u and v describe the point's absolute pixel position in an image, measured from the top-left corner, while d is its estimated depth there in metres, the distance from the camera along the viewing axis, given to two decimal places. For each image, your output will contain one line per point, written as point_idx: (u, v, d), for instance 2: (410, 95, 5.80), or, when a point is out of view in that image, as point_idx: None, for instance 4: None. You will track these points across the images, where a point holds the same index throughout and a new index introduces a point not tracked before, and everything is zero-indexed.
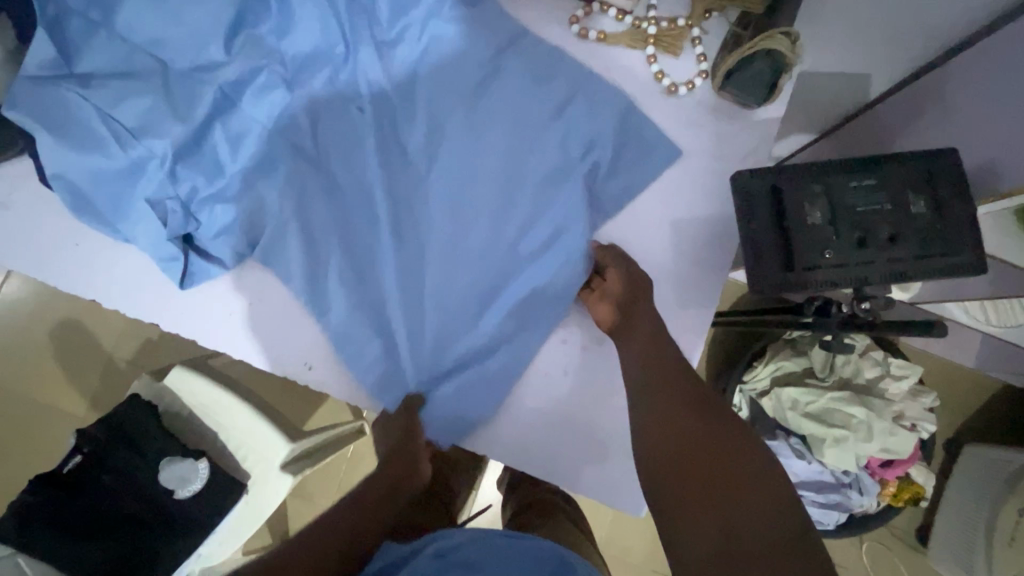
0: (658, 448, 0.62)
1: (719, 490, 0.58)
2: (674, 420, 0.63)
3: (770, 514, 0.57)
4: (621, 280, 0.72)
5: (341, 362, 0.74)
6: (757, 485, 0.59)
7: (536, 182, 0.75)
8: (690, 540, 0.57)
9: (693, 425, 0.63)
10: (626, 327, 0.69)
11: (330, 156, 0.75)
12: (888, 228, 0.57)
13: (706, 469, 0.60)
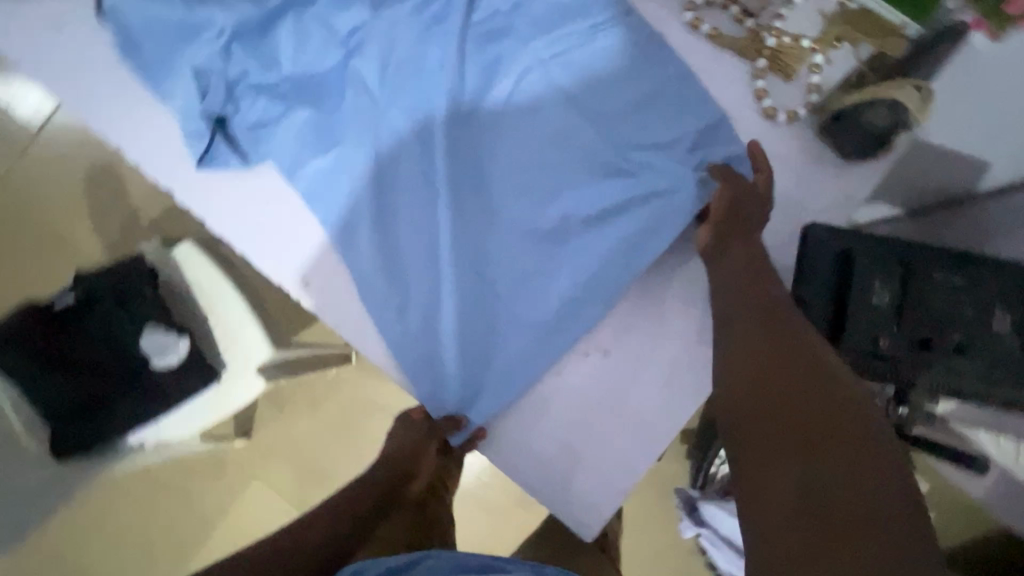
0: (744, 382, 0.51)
1: (820, 442, 0.44)
2: (773, 355, 0.51)
3: (887, 478, 0.42)
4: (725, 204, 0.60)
5: (337, 289, 0.71)
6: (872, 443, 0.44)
7: (590, 169, 0.69)
8: (767, 486, 0.45)
9: (801, 361, 0.50)
10: (732, 256, 0.59)
11: (390, 75, 0.71)
12: (959, 336, 0.50)
13: (803, 413, 0.46)
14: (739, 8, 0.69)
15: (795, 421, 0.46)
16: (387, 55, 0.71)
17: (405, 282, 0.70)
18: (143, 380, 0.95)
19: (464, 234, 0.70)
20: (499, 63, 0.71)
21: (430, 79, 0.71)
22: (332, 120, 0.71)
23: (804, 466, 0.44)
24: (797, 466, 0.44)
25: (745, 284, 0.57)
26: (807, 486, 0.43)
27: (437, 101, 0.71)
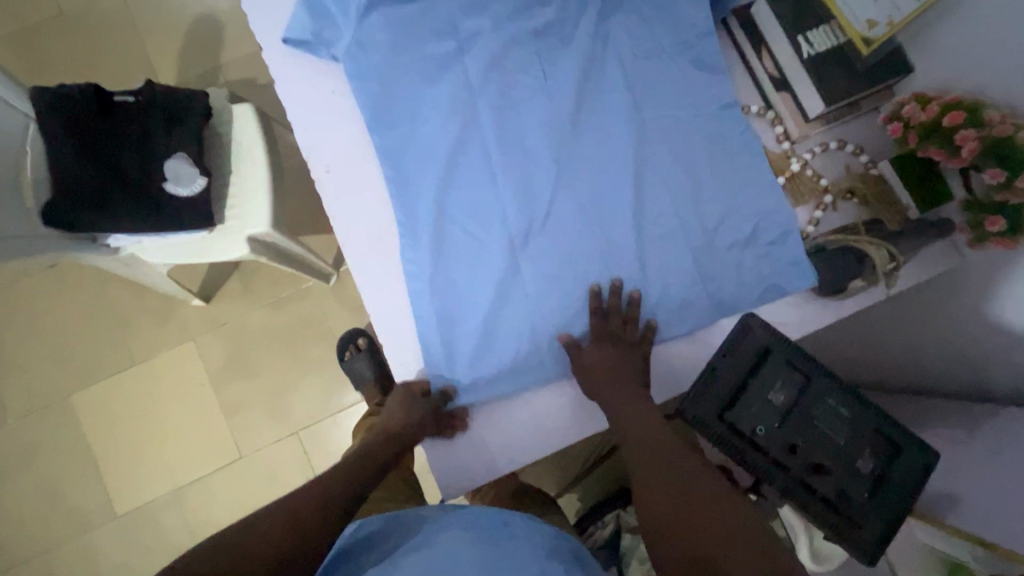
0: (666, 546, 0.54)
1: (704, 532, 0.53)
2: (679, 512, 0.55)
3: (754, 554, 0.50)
4: (598, 348, 0.72)
5: (350, 187, 0.78)
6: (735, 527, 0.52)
7: (602, 197, 0.77)
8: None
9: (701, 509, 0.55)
10: (631, 406, 0.67)
11: (481, 42, 0.79)
12: (822, 456, 0.57)
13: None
14: (784, 129, 0.77)
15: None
16: (485, 25, 0.79)
17: (405, 212, 0.76)
18: (148, 193, 1.00)
19: (474, 198, 0.77)
20: (572, 75, 0.78)
21: (511, 63, 0.79)
22: (414, 56, 0.79)
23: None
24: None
25: (655, 443, 0.63)
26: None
27: (507, 84, 0.79)
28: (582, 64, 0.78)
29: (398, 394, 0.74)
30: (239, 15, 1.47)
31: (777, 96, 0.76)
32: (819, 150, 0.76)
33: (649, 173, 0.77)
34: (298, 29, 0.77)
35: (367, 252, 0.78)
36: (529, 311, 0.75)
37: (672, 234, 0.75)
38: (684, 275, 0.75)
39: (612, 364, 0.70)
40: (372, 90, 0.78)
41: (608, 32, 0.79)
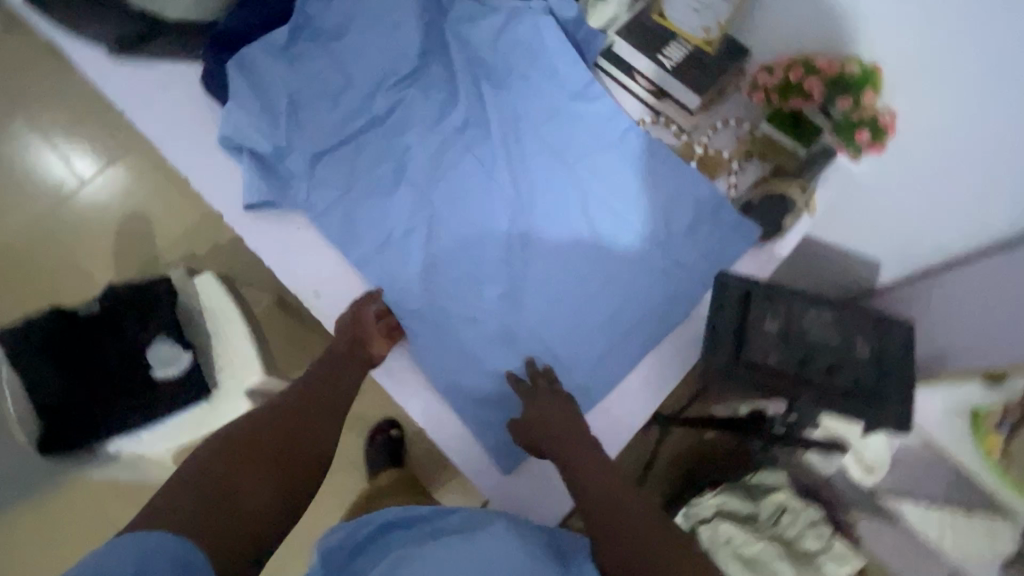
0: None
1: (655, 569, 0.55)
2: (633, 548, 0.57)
3: None
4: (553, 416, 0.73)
5: (344, 304, 0.85)
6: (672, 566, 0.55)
7: (562, 235, 0.87)
8: None
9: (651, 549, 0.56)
10: (581, 453, 0.68)
11: (412, 145, 0.89)
12: (830, 358, 0.65)
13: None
14: (677, 126, 0.92)
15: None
16: (409, 132, 0.90)
17: (401, 310, 0.84)
18: (142, 387, 1.02)
19: (454, 276, 0.85)
20: (497, 148, 0.90)
21: (442, 155, 0.89)
22: (358, 177, 0.88)
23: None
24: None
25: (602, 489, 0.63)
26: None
27: (445, 172, 0.89)
28: (500, 136, 0.90)
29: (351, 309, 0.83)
30: (163, 203, 1.54)
31: (662, 104, 0.91)
32: (710, 132, 0.91)
33: (590, 202, 0.88)
34: (251, 190, 0.85)
35: (383, 355, 0.85)
36: (540, 352, 0.83)
37: (628, 242, 0.87)
38: (652, 269, 0.86)
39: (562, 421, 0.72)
40: (333, 218, 0.86)
41: (514, 102, 0.91)
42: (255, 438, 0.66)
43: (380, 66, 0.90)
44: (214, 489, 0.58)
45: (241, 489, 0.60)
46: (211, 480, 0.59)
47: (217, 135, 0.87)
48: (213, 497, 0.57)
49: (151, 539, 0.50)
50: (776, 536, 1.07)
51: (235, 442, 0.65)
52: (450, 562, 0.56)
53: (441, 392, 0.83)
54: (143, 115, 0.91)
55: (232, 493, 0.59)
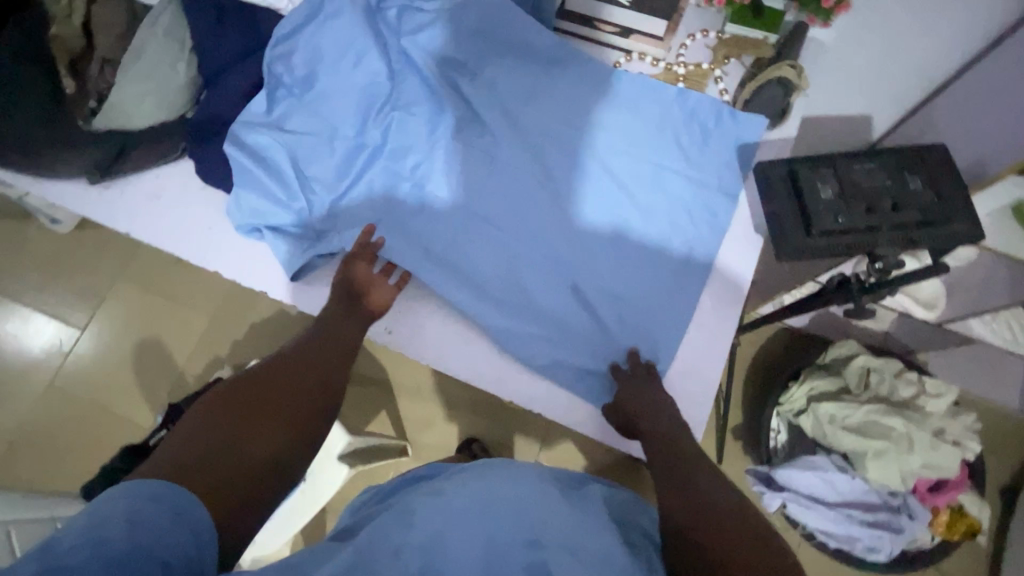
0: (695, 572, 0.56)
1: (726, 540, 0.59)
2: (723, 536, 0.59)
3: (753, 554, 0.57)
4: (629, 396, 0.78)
5: (416, 329, 0.87)
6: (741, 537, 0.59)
7: (589, 192, 0.89)
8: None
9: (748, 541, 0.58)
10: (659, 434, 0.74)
11: (419, 161, 0.90)
12: (890, 199, 0.68)
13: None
14: (652, 56, 0.95)
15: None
16: (412, 150, 0.90)
17: (471, 314, 0.85)
18: None
19: (508, 266, 0.86)
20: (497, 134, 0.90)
21: (450, 159, 0.89)
22: (383, 209, 0.88)
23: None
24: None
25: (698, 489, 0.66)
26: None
27: (459, 174, 0.89)
28: (497, 122, 0.90)
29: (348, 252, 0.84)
30: (170, 319, 1.51)
31: (631, 42, 0.95)
32: (684, 50, 0.95)
33: (604, 152, 0.90)
34: (286, 258, 0.85)
35: (470, 365, 0.86)
36: (614, 306, 0.85)
37: (653, 173, 0.89)
38: (684, 191, 0.88)
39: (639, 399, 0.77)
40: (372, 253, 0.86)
41: (494, 85, 0.91)
42: (275, 397, 0.68)
43: (360, 97, 0.89)
44: (218, 433, 0.61)
45: (248, 444, 0.61)
46: (212, 426, 0.61)
47: (234, 221, 0.87)
48: (208, 436, 0.60)
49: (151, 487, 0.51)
50: (873, 397, 1.10)
51: (243, 394, 0.67)
52: (465, 490, 0.59)
53: (539, 376, 0.84)
54: (149, 227, 0.89)
55: (235, 442, 0.61)
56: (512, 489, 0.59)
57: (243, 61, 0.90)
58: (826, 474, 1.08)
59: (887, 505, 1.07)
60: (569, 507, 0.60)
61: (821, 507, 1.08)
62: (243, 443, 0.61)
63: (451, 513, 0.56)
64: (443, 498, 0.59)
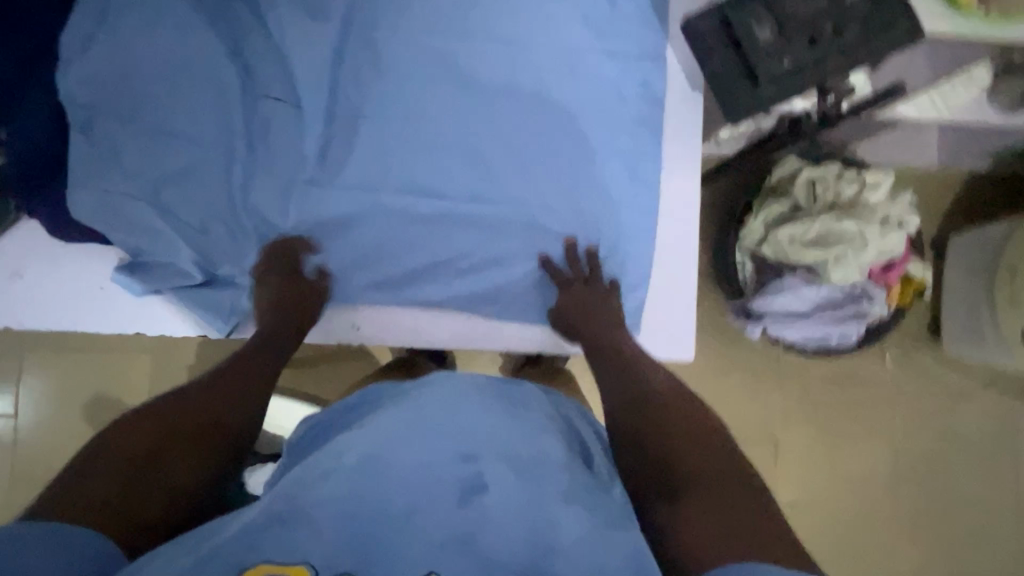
0: (640, 467, 0.67)
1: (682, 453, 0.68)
2: (660, 435, 0.70)
3: (703, 460, 0.67)
4: (572, 302, 0.79)
5: (384, 317, 0.81)
6: (691, 446, 0.68)
7: (511, 112, 0.78)
8: (695, 518, 0.60)
9: (688, 428, 0.71)
10: (602, 346, 0.79)
11: (312, 128, 0.76)
12: (832, 19, 0.62)
13: (685, 477, 0.65)
14: None
15: (688, 478, 0.65)
16: (296, 129, 0.76)
17: (437, 286, 0.79)
18: None
19: (454, 223, 0.78)
20: (389, 76, 0.76)
21: (349, 126, 0.76)
22: (293, 211, 0.76)
23: (691, 516, 0.60)
24: (682, 513, 0.61)
25: (624, 386, 0.75)
26: (712, 525, 0.59)
27: (364, 140, 0.76)
28: (383, 63, 0.76)
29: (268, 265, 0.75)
30: (107, 367, 1.31)
31: None
32: None
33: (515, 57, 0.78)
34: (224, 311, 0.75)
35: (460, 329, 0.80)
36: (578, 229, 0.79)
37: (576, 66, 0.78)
38: (610, 67, 0.79)
39: (584, 303, 0.79)
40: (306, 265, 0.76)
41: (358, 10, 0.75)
42: (182, 423, 0.65)
43: (211, 85, 0.73)
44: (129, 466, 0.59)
45: (158, 471, 0.60)
46: (125, 460, 0.60)
47: (130, 283, 0.72)
48: (115, 473, 0.58)
49: (51, 525, 0.50)
50: (823, 206, 1.14)
51: (150, 428, 0.63)
52: (401, 412, 0.57)
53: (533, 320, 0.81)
54: (27, 314, 0.73)
55: (147, 463, 0.60)
56: (460, 412, 0.57)
57: (29, 73, 0.68)
58: (792, 290, 1.15)
59: (849, 298, 1.16)
60: (515, 421, 0.59)
61: (796, 319, 1.17)
62: (153, 474, 0.59)
63: (388, 437, 0.54)
64: (377, 422, 0.56)
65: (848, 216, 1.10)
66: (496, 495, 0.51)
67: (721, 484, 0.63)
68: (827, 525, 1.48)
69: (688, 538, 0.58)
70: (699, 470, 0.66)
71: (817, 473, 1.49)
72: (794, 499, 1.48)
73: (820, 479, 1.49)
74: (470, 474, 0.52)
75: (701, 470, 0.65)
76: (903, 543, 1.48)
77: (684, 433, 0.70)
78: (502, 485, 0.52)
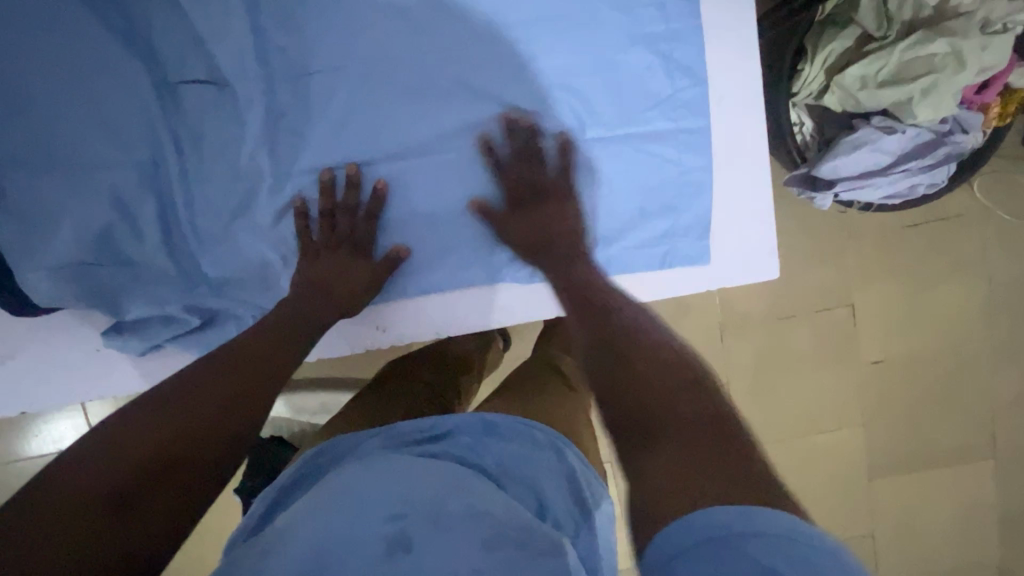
0: (608, 412, 0.49)
1: (692, 424, 0.44)
2: (623, 387, 0.49)
3: (732, 468, 0.41)
4: (526, 226, 0.63)
5: (408, 312, 0.66)
6: (694, 420, 0.45)
7: (492, 18, 0.60)
8: (659, 463, 0.43)
9: (663, 386, 0.47)
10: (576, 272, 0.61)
11: (257, 110, 0.60)
12: None
13: (659, 428, 0.45)
14: None
15: (651, 444, 0.44)
16: (240, 114, 0.60)
17: (456, 263, 0.65)
18: None
19: (458, 179, 0.63)
20: (327, 12, 0.59)
21: (301, 92, 0.61)
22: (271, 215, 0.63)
23: (654, 460, 0.43)
24: (652, 467, 0.43)
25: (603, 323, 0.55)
26: (665, 471, 0.42)
27: (323, 107, 0.61)
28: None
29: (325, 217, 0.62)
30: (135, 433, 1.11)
31: None
32: None
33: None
34: None
35: (503, 309, 0.66)
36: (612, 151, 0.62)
37: None
38: None
39: (541, 225, 0.62)
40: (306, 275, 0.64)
41: None
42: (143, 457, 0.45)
43: (121, 88, 0.58)
44: (102, 500, 0.42)
45: (147, 493, 0.44)
46: (96, 497, 0.42)
47: (126, 346, 0.63)
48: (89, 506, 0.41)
49: None
50: (900, 27, 0.90)
51: (138, 440, 0.46)
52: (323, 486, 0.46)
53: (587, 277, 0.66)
54: (35, 399, 0.66)
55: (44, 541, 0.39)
56: (376, 467, 0.46)
57: None
58: (876, 144, 0.95)
59: (941, 136, 0.96)
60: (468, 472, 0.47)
61: (880, 178, 0.98)
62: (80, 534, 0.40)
63: (300, 514, 0.42)
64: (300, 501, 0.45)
65: (942, 33, 0.86)
66: (430, 559, 0.39)
67: (705, 470, 0.41)
68: (914, 374, 1.40)
69: (629, 481, 0.44)
70: (685, 448, 0.43)
71: (901, 325, 1.38)
72: (877, 356, 1.39)
73: (904, 330, 1.39)
74: (394, 537, 0.40)
75: (684, 418, 0.45)
76: (999, 373, 1.40)
77: (639, 362, 0.50)
78: (439, 547, 0.39)
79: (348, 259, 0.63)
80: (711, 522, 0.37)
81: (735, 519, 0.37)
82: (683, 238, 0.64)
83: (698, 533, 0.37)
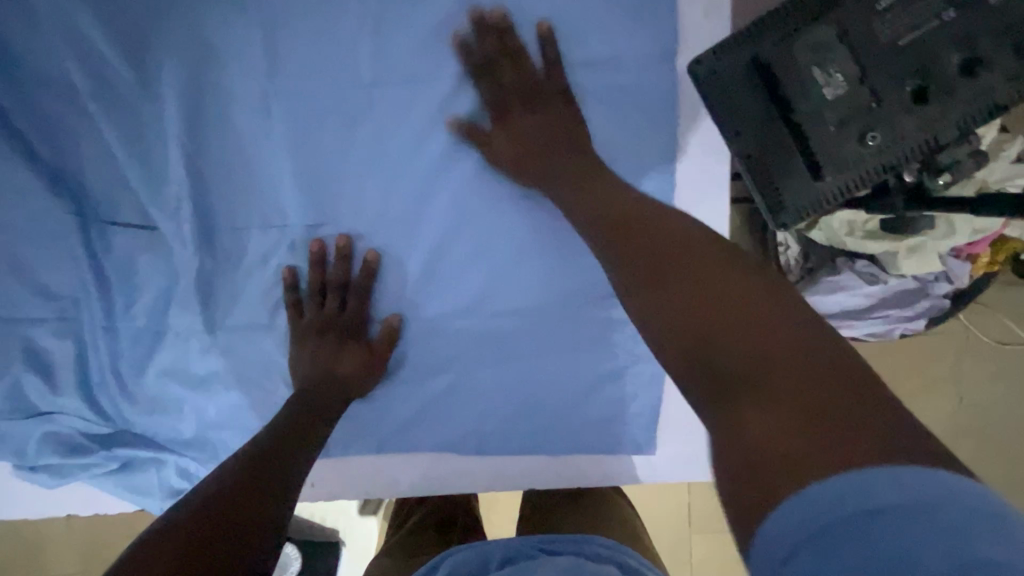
0: (673, 350, 0.37)
1: (783, 352, 0.33)
2: (687, 311, 0.37)
3: (863, 416, 0.29)
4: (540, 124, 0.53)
5: (344, 470, 0.63)
6: (793, 351, 0.33)
7: (449, 187, 0.56)
8: (756, 420, 0.31)
9: (740, 295, 0.36)
10: (569, 198, 0.51)
11: (185, 263, 0.56)
12: (946, 58, 0.37)
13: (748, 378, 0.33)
14: None
15: (750, 386, 0.33)
16: (173, 263, 0.56)
17: (392, 425, 0.61)
18: None
19: (401, 343, 0.60)
20: (278, 168, 0.55)
21: (239, 245, 0.57)
22: (204, 368, 0.59)
23: (739, 399, 0.33)
24: (761, 416, 0.31)
25: (659, 237, 0.43)
26: (771, 430, 0.31)
27: (260, 262, 0.57)
28: (263, 154, 0.55)
29: (314, 302, 0.57)
30: None
31: None
32: None
33: (449, 112, 0.55)
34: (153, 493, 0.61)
35: (436, 477, 0.63)
36: (566, 333, 0.60)
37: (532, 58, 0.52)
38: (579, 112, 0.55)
39: (548, 126, 0.53)
40: (230, 426, 0.60)
41: (211, 97, 0.53)
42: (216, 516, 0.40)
43: (48, 233, 0.54)
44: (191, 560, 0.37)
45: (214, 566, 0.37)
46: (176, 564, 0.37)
47: (38, 482, 0.59)
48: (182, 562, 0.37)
49: None
50: None
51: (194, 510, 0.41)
52: None
53: (525, 455, 0.63)
54: None
55: None
56: None
57: None
58: (856, 289, 0.92)
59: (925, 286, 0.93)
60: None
61: (858, 320, 0.95)
62: None
63: None
64: None
65: None
66: None
67: (838, 409, 0.29)
68: None
69: (719, 439, 0.33)
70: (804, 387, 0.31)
71: None
72: None
73: None
74: None
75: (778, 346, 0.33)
76: None
77: (709, 274, 0.38)
78: None
79: (340, 350, 0.57)
80: (876, 484, 0.26)
81: (936, 479, 0.25)
82: (623, 428, 0.62)
83: (841, 502, 0.26)
